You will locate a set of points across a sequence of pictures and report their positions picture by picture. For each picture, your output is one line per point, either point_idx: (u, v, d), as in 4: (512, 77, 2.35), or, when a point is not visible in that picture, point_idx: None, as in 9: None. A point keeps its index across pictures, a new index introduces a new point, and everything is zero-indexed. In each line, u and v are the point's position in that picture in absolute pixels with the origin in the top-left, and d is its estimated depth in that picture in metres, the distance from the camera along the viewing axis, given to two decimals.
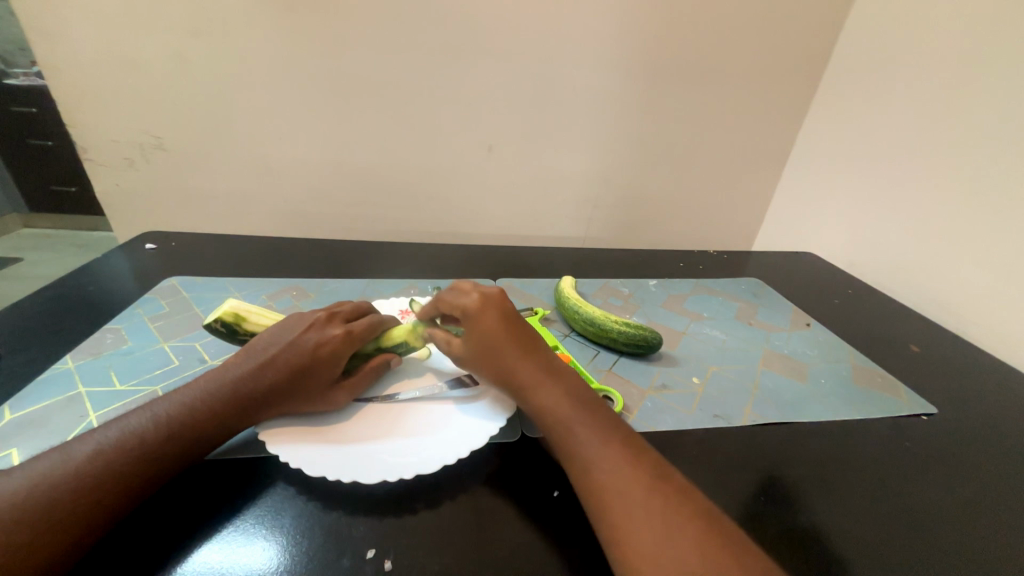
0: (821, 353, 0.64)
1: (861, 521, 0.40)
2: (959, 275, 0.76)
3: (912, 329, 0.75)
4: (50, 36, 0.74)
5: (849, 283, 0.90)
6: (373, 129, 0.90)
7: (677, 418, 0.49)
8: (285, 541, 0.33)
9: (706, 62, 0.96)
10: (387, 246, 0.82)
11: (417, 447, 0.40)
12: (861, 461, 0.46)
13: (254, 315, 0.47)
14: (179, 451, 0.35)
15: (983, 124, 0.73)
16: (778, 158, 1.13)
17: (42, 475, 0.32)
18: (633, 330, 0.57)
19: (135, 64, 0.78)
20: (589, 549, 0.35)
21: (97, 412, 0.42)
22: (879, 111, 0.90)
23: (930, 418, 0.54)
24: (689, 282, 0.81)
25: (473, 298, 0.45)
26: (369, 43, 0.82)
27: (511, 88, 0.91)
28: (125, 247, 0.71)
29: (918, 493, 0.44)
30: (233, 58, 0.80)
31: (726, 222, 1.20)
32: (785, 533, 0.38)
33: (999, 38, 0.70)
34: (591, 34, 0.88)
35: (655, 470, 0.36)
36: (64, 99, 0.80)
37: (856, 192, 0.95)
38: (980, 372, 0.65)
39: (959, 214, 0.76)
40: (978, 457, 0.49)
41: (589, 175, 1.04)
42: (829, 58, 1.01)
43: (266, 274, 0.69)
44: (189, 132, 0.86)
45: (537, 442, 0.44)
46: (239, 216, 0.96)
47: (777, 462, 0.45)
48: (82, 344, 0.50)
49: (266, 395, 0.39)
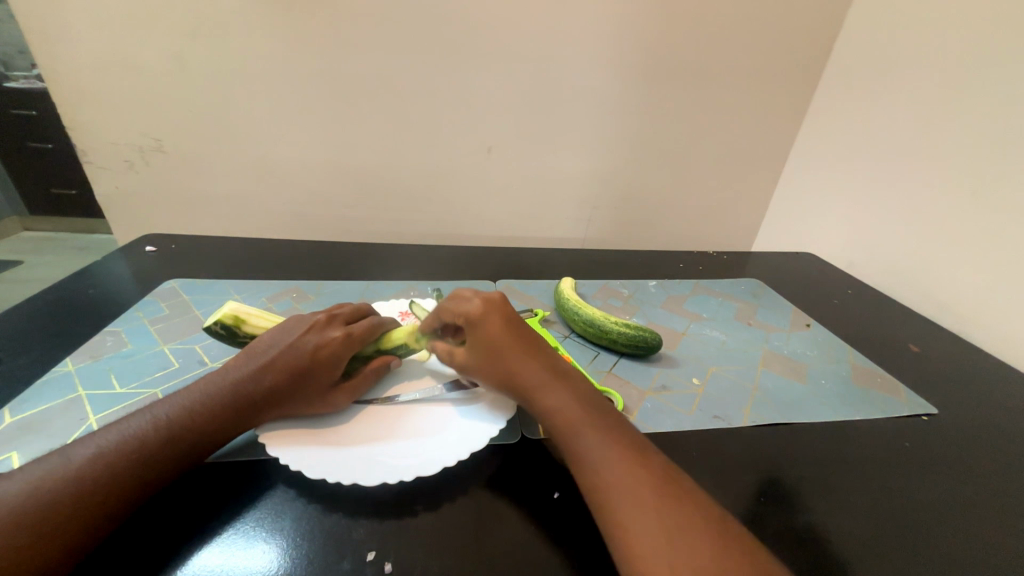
0: (821, 354, 0.64)
1: (863, 522, 0.40)
2: (959, 275, 0.76)
3: (912, 329, 0.75)
4: (50, 39, 0.74)
5: (849, 283, 0.90)
6: (372, 131, 0.90)
7: (677, 419, 0.49)
8: (285, 544, 0.33)
9: (705, 62, 0.96)
10: (386, 248, 0.82)
11: (417, 449, 0.40)
12: (862, 462, 0.46)
13: (254, 317, 0.47)
14: (180, 453, 0.35)
15: (982, 124, 0.72)
16: (778, 158, 1.13)
17: (43, 478, 0.32)
18: (633, 331, 0.57)
19: (134, 67, 0.79)
20: (589, 551, 0.35)
21: (97, 415, 0.42)
22: (878, 111, 0.90)
23: (930, 418, 0.54)
24: (688, 282, 0.81)
25: (475, 305, 0.44)
26: (368, 44, 0.82)
27: (510, 90, 0.91)
28: (125, 250, 0.71)
29: (920, 494, 0.44)
30: (232, 60, 0.80)
31: (726, 222, 1.19)
32: (786, 535, 0.38)
33: (999, 37, 0.70)
34: (590, 35, 0.88)
35: (654, 471, 0.36)
36: (64, 102, 0.80)
37: (855, 192, 0.95)
38: (980, 372, 0.65)
39: (958, 214, 0.76)
40: (979, 458, 0.49)
41: (588, 176, 1.04)
42: (828, 57, 1.01)
43: (266, 276, 0.69)
44: (189, 134, 0.86)
45: (537, 443, 0.44)
46: (238, 218, 0.96)
47: (777, 463, 0.45)
48: (82, 346, 0.50)
49: (267, 397, 0.39)
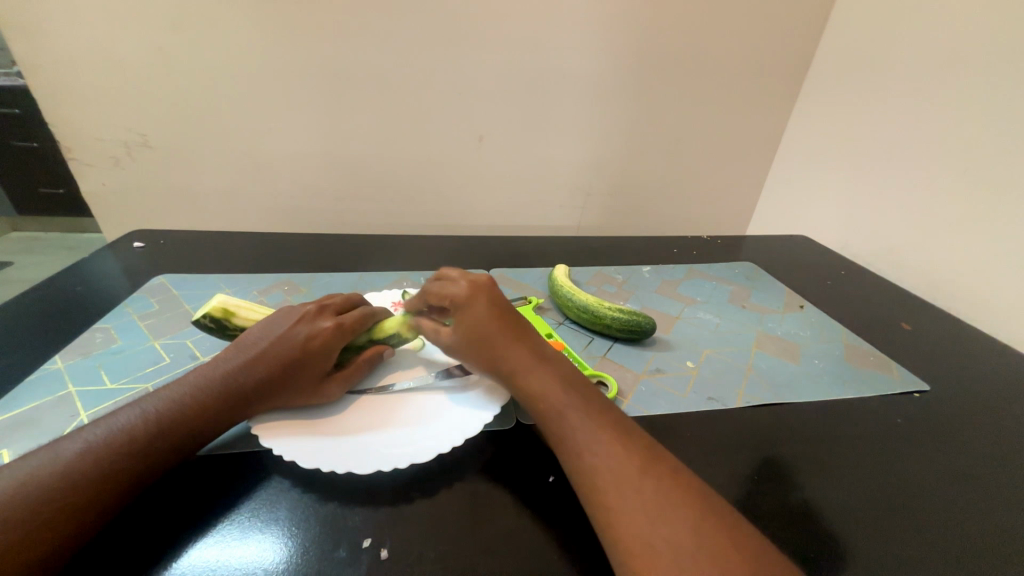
0: (815, 334, 0.64)
1: (857, 500, 0.40)
2: (951, 254, 0.76)
3: (906, 308, 0.75)
4: (28, 36, 0.73)
5: (842, 264, 0.90)
6: (362, 122, 0.89)
7: (672, 401, 0.49)
8: (281, 533, 0.33)
9: (696, 46, 0.95)
10: (380, 239, 0.81)
11: (411, 437, 0.40)
12: (856, 439, 0.47)
13: (243, 309, 0.47)
14: (170, 446, 0.35)
15: (977, 102, 0.72)
16: (770, 140, 1.12)
17: (29, 475, 0.31)
18: (627, 315, 0.57)
19: (116, 62, 0.77)
20: (585, 532, 0.35)
21: (88, 410, 0.42)
22: (870, 91, 0.89)
23: (923, 395, 0.55)
24: (683, 267, 0.81)
25: (461, 285, 0.45)
26: (355, 33, 0.81)
27: (501, 77, 0.90)
28: (113, 247, 0.71)
29: (913, 470, 0.44)
30: (215, 52, 0.79)
31: (720, 207, 1.19)
32: (781, 511, 0.38)
33: (993, 12, 0.69)
34: (581, 19, 0.87)
35: (645, 450, 0.37)
36: (45, 100, 0.78)
37: (849, 173, 0.94)
38: (973, 350, 0.65)
39: (952, 193, 0.75)
40: (972, 434, 0.49)
41: (582, 163, 1.03)
42: (822, 37, 0.99)
43: (257, 270, 0.68)
44: (175, 130, 0.85)
45: (531, 429, 0.44)
46: (229, 212, 0.95)
47: (773, 442, 0.45)
48: (71, 344, 0.50)
49: (258, 389, 0.39)
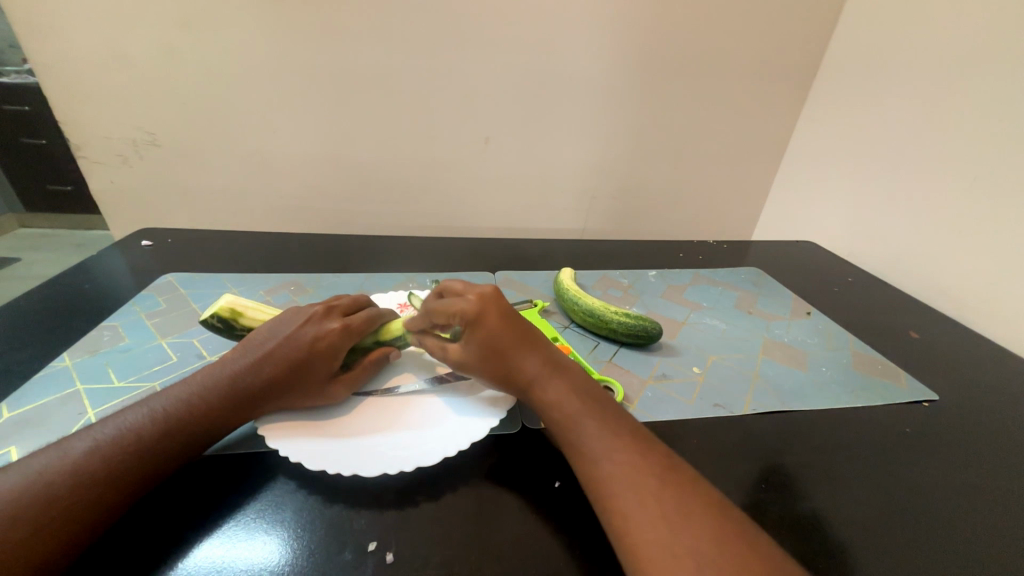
0: (822, 341, 0.64)
1: (865, 510, 0.40)
2: (958, 262, 0.75)
3: (913, 316, 0.75)
4: (39, 35, 0.73)
5: (849, 270, 0.90)
6: (369, 122, 0.90)
7: (677, 407, 0.49)
8: (286, 535, 0.33)
9: (703, 51, 0.94)
10: (386, 240, 0.81)
11: (418, 440, 0.40)
12: (864, 448, 0.47)
13: (251, 310, 0.47)
14: (177, 447, 0.35)
15: (985, 110, 0.71)
16: (777, 146, 1.12)
17: (38, 473, 0.32)
18: (633, 321, 0.57)
19: (126, 61, 0.78)
20: (590, 540, 0.35)
21: (96, 409, 0.42)
22: (878, 98, 0.89)
23: (931, 404, 0.54)
24: (688, 272, 0.81)
25: (470, 302, 0.43)
26: (363, 35, 0.81)
27: (508, 80, 0.90)
28: (121, 245, 0.71)
29: (923, 480, 0.44)
30: (225, 53, 0.79)
31: (726, 212, 1.19)
32: (788, 519, 0.38)
33: (1002, 21, 0.69)
34: (587, 23, 0.87)
35: (651, 458, 0.36)
36: (56, 98, 0.79)
37: (855, 180, 0.94)
38: (981, 359, 0.65)
39: (959, 201, 0.75)
40: (981, 444, 0.49)
41: (588, 166, 1.03)
42: (829, 43, 0.99)
43: (263, 270, 0.68)
44: (184, 129, 0.85)
45: (536, 433, 0.44)
46: (236, 211, 0.95)
47: (780, 449, 0.45)
48: (79, 342, 0.50)
49: (265, 389, 0.39)
